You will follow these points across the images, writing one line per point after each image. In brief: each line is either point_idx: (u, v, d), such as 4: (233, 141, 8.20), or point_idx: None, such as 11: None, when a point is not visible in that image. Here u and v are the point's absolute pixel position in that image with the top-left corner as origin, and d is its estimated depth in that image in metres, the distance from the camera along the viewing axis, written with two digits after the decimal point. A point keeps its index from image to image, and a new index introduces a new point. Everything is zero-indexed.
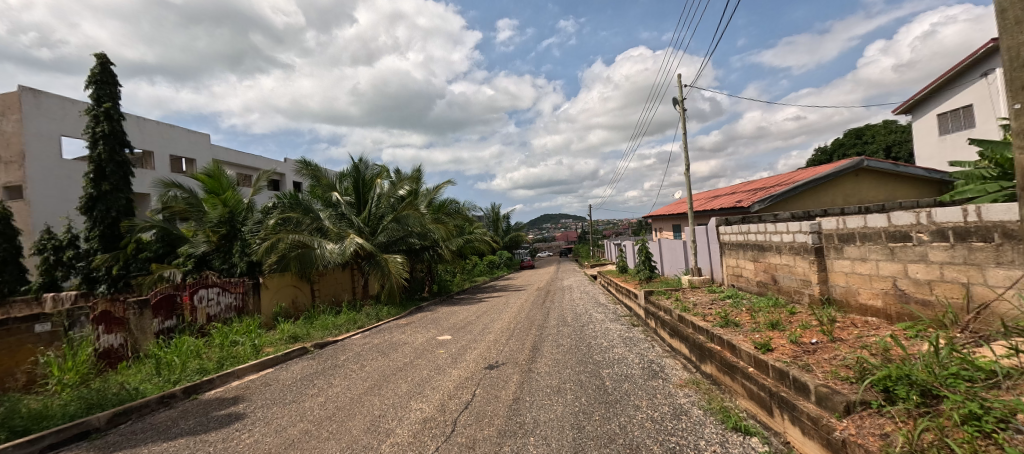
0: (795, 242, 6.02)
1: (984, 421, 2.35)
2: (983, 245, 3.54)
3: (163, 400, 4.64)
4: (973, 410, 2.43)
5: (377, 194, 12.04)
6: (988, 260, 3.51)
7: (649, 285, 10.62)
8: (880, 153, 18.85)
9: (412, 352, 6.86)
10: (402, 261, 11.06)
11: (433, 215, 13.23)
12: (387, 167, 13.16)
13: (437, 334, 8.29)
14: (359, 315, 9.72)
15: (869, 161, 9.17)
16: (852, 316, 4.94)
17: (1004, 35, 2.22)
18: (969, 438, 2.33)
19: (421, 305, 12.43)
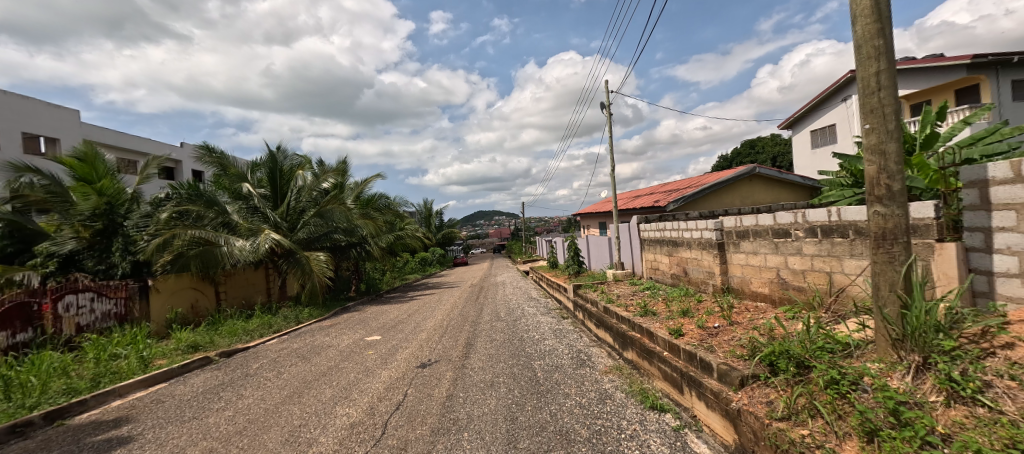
0: (702, 238, 6.76)
1: (841, 384, 2.88)
2: (843, 240, 4.28)
3: (16, 429, 4.05)
4: (834, 377, 2.96)
5: (297, 186, 11.35)
6: (845, 252, 4.26)
7: (578, 279, 11.20)
8: (768, 162, 21.54)
9: (338, 354, 6.66)
10: (325, 259, 10.61)
11: (361, 210, 12.77)
12: (310, 158, 12.42)
13: (366, 334, 8.09)
14: (275, 318, 9.15)
15: (760, 168, 10.48)
16: (746, 302, 5.69)
17: (861, 66, 2.96)
18: (831, 399, 2.85)
19: (347, 305, 11.97)
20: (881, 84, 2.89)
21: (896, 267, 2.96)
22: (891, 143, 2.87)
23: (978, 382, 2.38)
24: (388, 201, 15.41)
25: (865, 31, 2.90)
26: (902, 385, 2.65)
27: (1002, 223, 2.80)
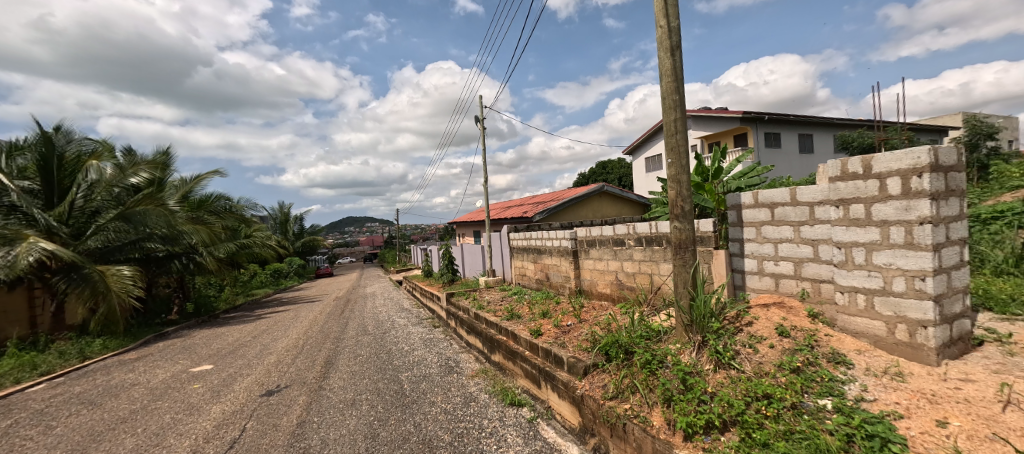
0: (561, 246, 7.57)
1: (652, 363, 3.57)
2: (659, 247, 5.32)
3: None
4: (647, 357, 3.64)
5: (86, 181, 9.11)
6: (661, 258, 5.30)
7: (451, 287, 11.38)
8: (615, 182, 24.91)
9: (148, 394, 5.64)
10: (132, 274, 8.81)
11: (190, 214, 10.94)
12: (111, 147, 10.14)
13: (191, 365, 6.99)
14: (46, 356, 7.25)
15: (608, 186, 12.13)
16: (594, 301, 6.58)
17: (666, 114, 3.77)
18: (645, 377, 3.49)
19: (165, 331, 10.05)
20: (678, 128, 3.72)
21: (687, 268, 3.83)
22: (684, 174, 3.72)
23: (731, 351, 3.21)
24: (229, 204, 13.44)
25: (667, 88, 3.68)
26: (688, 358, 3.42)
27: (748, 236, 3.88)
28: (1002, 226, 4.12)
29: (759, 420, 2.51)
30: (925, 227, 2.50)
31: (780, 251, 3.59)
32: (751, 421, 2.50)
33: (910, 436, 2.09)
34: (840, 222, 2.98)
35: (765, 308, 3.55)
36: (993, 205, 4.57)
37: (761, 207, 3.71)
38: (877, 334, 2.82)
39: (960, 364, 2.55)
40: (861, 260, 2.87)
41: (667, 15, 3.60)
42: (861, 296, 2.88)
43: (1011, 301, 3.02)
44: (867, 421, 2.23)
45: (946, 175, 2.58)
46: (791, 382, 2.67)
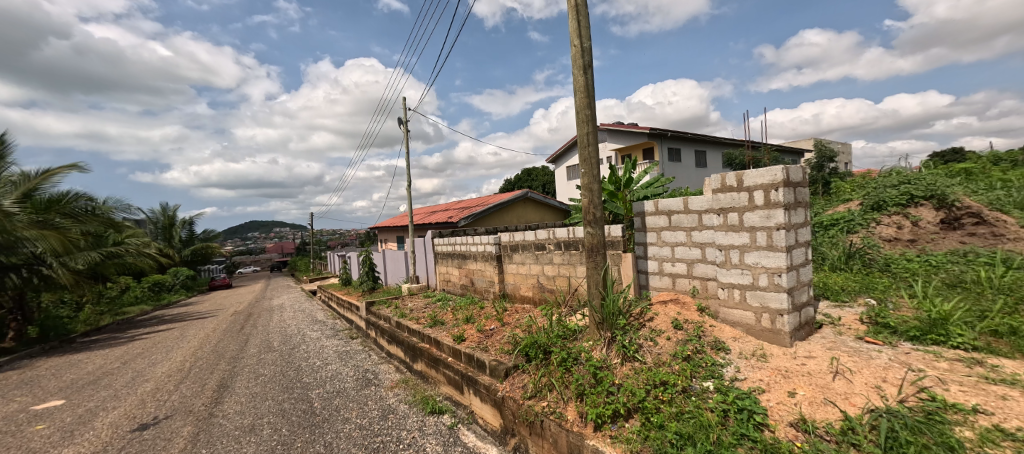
0: (485, 251, 7.68)
1: (567, 360, 3.73)
2: (576, 251, 5.67)
3: None
4: (564, 355, 3.78)
5: None
6: (578, 260, 5.64)
7: (371, 296, 10.93)
8: (540, 188, 25.73)
9: None
10: None
11: (36, 218, 9.16)
12: None
13: (36, 402, 5.92)
14: None
15: (531, 192, 12.52)
16: (517, 304, 6.78)
17: (580, 127, 4.05)
18: (561, 375, 3.64)
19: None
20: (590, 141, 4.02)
21: (599, 270, 4.11)
22: (595, 183, 4.02)
23: (635, 345, 3.53)
24: (95, 206, 11.52)
25: (580, 102, 3.97)
26: (599, 354, 3.66)
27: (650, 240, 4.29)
28: (838, 231, 5.09)
29: (656, 405, 2.79)
30: (781, 233, 3.02)
31: (675, 253, 4.01)
32: (650, 407, 2.77)
33: (770, 406, 2.50)
34: (720, 228, 3.45)
35: (663, 305, 3.96)
36: (833, 213, 5.60)
37: (660, 214, 4.11)
38: (748, 323, 3.31)
39: (807, 344, 3.09)
40: (736, 260, 3.35)
41: (581, 36, 3.90)
42: (736, 291, 3.36)
43: (841, 290, 3.75)
44: (738, 397, 2.61)
45: (796, 190, 3.13)
46: (683, 369, 3.00)
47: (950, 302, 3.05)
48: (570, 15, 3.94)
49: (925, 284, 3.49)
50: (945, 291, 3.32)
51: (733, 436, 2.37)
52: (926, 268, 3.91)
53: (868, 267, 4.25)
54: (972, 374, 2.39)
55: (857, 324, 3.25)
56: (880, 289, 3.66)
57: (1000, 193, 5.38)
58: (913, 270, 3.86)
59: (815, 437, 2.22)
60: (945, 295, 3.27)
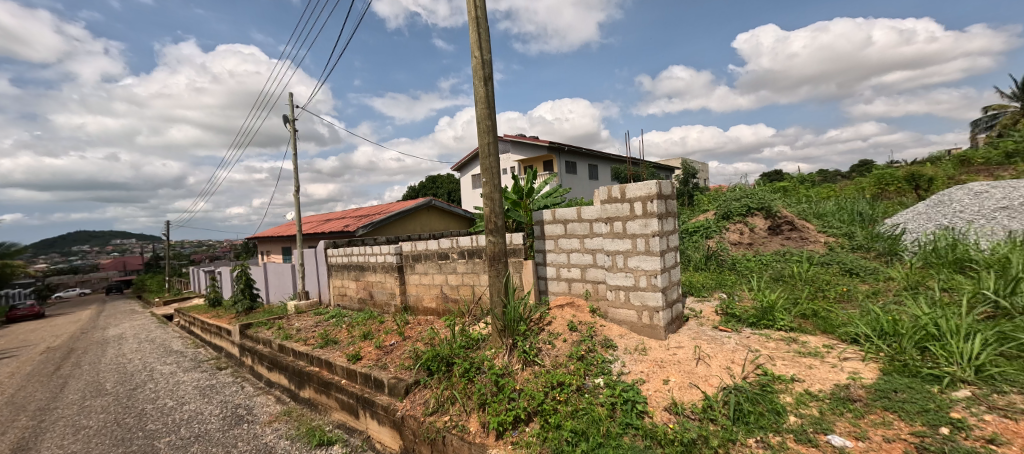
0: (385, 262, 7.40)
1: (470, 371, 3.75)
2: (479, 260, 5.79)
3: None
4: (467, 367, 3.78)
5: None
6: (482, 269, 5.77)
7: (250, 317, 9.68)
8: (445, 196, 25.56)
9: None
10: None
11: None
12: None
13: None
14: None
15: (435, 200, 12.41)
16: (420, 317, 6.66)
17: (482, 137, 4.20)
18: (463, 386, 3.65)
19: None
20: (490, 152, 4.20)
21: (500, 277, 4.24)
22: (496, 193, 4.18)
23: (535, 349, 3.73)
24: None
25: (481, 113, 4.13)
26: (501, 361, 3.77)
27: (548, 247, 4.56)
28: (699, 236, 5.96)
29: (554, 406, 2.98)
30: (656, 239, 3.48)
31: (570, 259, 4.33)
32: (549, 409, 2.95)
33: (649, 394, 2.87)
34: (608, 235, 3.85)
35: (561, 308, 4.25)
36: (694, 222, 6.58)
37: (556, 222, 4.39)
38: (632, 320, 3.73)
39: (678, 335, 3.61)
40: (621, 264, 3.77)
41: (481, 49, 4.07)
42: (621, 292, 3.77)
43: (701, 287, 4.43)
44: (624, 390, 2.92)
45: (666, 201, 3.64)
46: (577, 369, 3.25)
47: (775, 292, 3.81)
48: (470, 27, 4.10)
49: (760, 279, 4.31)
50: (773, 284, 4.12)
51: (619, 426, 2.68)
52: (759, 265, 4.84)
53: (720, 267, 5.07)
54: (791, 350, 3.03)
55: (713, 315, 3.87)
56: (729, 284, 4.41)
57: (805, 206, 6.88)
58: (751, 268, 4.73)
59: (683, 417, 2.59)
60: (772, 288, 4.07)
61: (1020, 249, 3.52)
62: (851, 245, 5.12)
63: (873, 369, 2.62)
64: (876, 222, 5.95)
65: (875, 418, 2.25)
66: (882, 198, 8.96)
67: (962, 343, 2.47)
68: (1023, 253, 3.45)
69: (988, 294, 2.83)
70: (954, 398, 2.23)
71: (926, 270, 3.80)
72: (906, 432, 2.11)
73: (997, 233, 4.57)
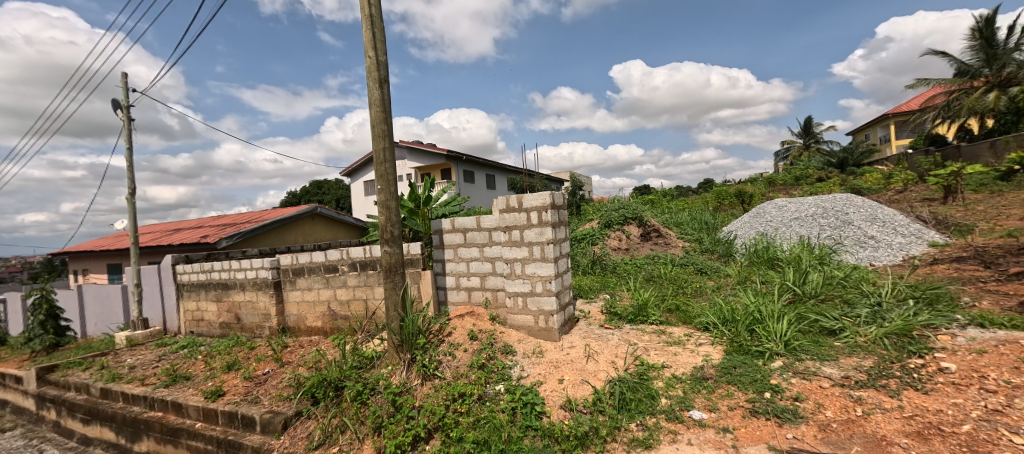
0: (257, 277, 5.70)
1: (363, 393, 3.55)
2: (373, 272, 5.17)
3: None
4: (358, 390, 3.55)
5: None
6: (376, 282, 5.11)
7: (52, 357, 6.94)
8: (332, 204, 23.77)
9: None
10: None
11: None
12: None
13: None
14: None
15: (320, 207, 11.34)
16: (301, 339, 5.52)
17: (379, 143, 4.06)
18: (355, 411, 3.45)
19: None
20: (387, 158, 4.06)
21: (397, 290, 4.07)
22: (393, 200, 4.05)
23: (435, 362, 3.74)
24: None
25: (377, 116, 4.01)
26: (398, 379, 3.67)
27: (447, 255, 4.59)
28: (586, 243, 6.55)
29: (455, 419, 3.02)
30: (550, 246, 3.79)
31: (470, 268, 4.41)
32: (449, 422, 2.97)
33: (546, 395, 3.07)
34: (506, 243, 4.06)
35: (461, 317, 4.31)
36: (581, 230, 7.19)
37: (456, 231, 4.42)
38: (529, 325, 3.97)
39: (570, 335, 3.94)
40: (518, 271, 4.00)
41: (375, 49, 3.97)
42: (519, 298, 4.00)
43: (589, 289, 4.90)
44: (523, 393, 3.08)
45: (559, 211, 3.98)
46: (478, 377, 3.36)
47: (647, 291, 4.38)
48: (364, 25, 3.96)
49: (636, 280, 4.93)
50: (644, 285, 4.74)
51: (520, 430, 2.80)
52: (631, 267, 5.56)
53: (604, 270, 5.64)
54: (660, 340, 3.53)
55: (599, 315, 4.31)
56: (611, 286, 4.95)
57: (665, 216, 8.01)
58: (629, 271, 5.37)
59: (577, 413, 2.81)
60: (645, 287, 4.68)
61: (806, 249, 4.64)
62: (701, 248, 6.14)
63: (719, 351, 3.19)
64: (717, 230, 7.22)
65: (722, 391, 2.69)
66: (720, 210, 10.88)
67: (776, 324, 3.12)
68: (807, 250, 4.57)
69: (790, 285, 3.67)
70: (773, 368, 2.79)
71: (751, 267, 4.75)
72: (743, 400, 2.57)
73: (793, 238, 5.93)
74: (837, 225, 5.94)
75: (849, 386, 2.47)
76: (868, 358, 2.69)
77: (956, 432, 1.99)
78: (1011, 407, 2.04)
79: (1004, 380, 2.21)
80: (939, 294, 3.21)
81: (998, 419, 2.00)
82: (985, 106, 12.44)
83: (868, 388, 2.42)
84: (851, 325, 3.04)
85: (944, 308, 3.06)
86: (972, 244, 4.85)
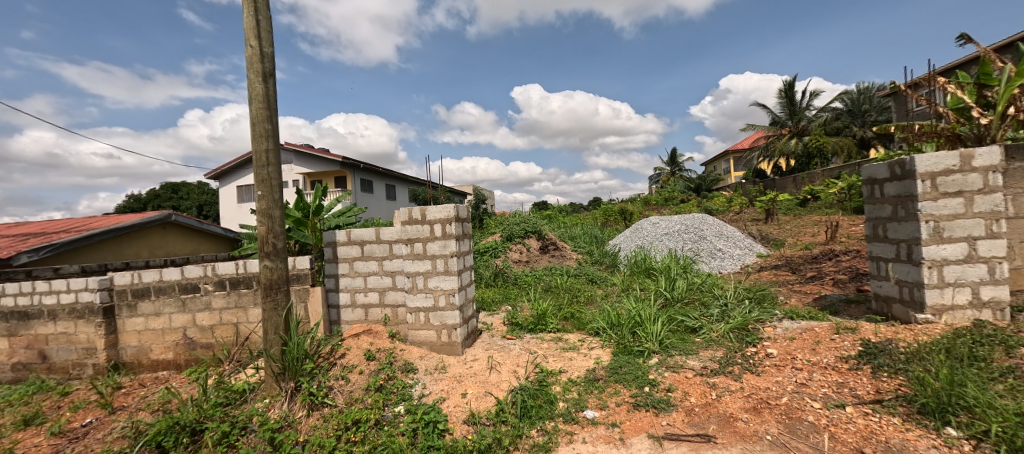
0: (76, 303, 3.94)
1: (231, 432, 2.87)
2: (248, 290, 3.86)
3: None
4: (225, 431, 2.84)
5: None
6: (252, 302, 3.85)
7: None
8: (194, 211, 19.70)
9: None
10: None
11: None
12: None
13: None
14: None
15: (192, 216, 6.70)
16: (143, 377, 3.92)
17: (255, 144, 3.31)
18: None
19: None
20: (270, 161, 3.32)
21: (279, 311, 3.40)
22: (276, 209, 3.40)
23: (324, 389, 3.30)
24: None
25: (258, 114, 3.22)
26: (278, 412, 3.12)
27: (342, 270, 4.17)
28: (489, 256, 6.73)
29: (347, 448, 2.72)
30: (454, 259, 3.72)
31: (367, 283, 4.11)
32: None
33: (448, 412, 3.01)
34: (408, 256, 3.84)
35: (356, 337, 3.93)
36: (485, 243, 7.39)
37: (351, 244, 4.10)
38: (431, 340, 3.84)
39: (473, 348, 3.98)
40: (421, 285, 3.82)
41: (259, 38, 3.20)
42: (421, 314, 3.83)
43: (492, 302, 5.06)
44: (425, 412, 2.97)
45: (461, 224, 3.99)
46: (375, 401, 3.11)
47: (545, 302, 4.67)
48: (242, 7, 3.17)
49: (535, 291, 5.23)
50: (543, 295, 5.06)
51: (421, 450, 2.64)
52: (531, 278, 5.88)
53: (506, 282, 5.88)
54: (557, 347, 3.80)
55: (501, 326, 4.48)
56: (513, 297, 5.18)
57: (559, 231, 8.49)
58: (528, 282, 5.67)
59: (480, 426, 2.82)
60: (543, 297, 4.99)
61: (674, 259, 5.41)
62: (592, 259, 6.76)
63: (608, 353, 3.56)
64: (604, 243, 7.96)
65: (611, 389, 2.97)
66: (607, 225, 12.00)
67: (652, 326, 3.59)
68: (676, 261, 5.31)
69: (662, 291, 4.26)
70: (650, 365, 3.19)
71: (632, 276, 5.37)
72: (627, 396, 2.87)
73: (663, 250, 6.85)
74: (695, 239, 7.00)
75: (706, 374, 2.93)
76: (719, 350, 3.26)
77: (777, 403, 2.42)
78: (810, 380, 2.54)
79: (806, 360, 2.75)
80: (764, 293, 4.03)
81: (805, 390, 2.46)
82: (789, 149, 16.00)
83: (720, 375, 2.88)
84: (706, 323, 3.63)
85: (767, 305, 3.85)
86: (786, 255, 6.11)
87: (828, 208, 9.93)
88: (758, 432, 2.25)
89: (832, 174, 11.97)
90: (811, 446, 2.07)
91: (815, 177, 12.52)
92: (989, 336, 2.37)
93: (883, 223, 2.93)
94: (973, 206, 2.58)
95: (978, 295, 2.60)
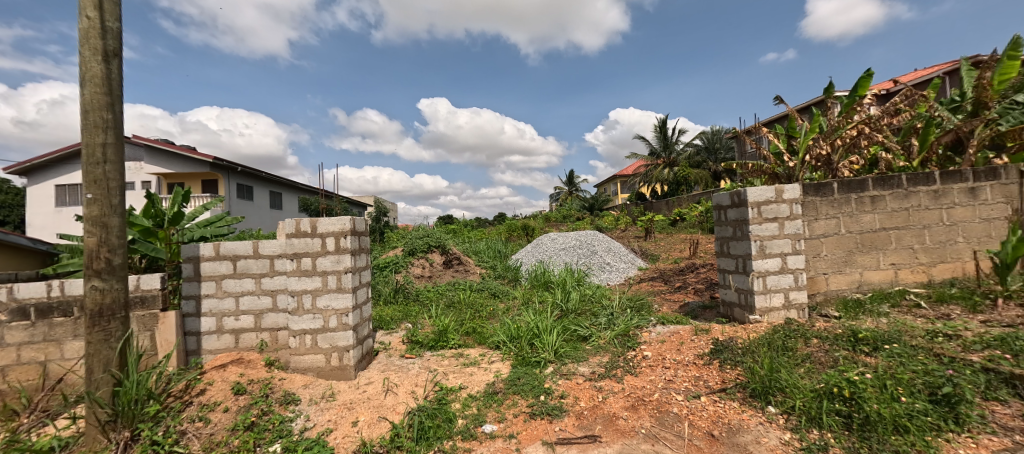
0: None
1: None
2: (64, 320, 3.06)
3: None
4: None
5: None
6: (71, 334, 3.06)
7: None
8: None
9: None
10: None
11: None
12: None
13: None
14: None
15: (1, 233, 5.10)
16: None
17: (84, 133, 2.52)
18: None
19: None
20: (106, 157, 2.57)
21: (112, 344, 2.69)
22: (115, 216, 2.61)
23: (174, 434, 2.65)
24: None
25: (93, 101, 2.50)
26: None
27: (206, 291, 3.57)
28: (388, 271, 6.51)
29: None
30: (348, 275, 3.44)
31: (240, 305, 3.60)
32: None
33: (336, 444, 2.74)
34: (294, 273, 3.43)
35: (221, 369, 3.38)
36: (384, 257, 7.13)
37: (220, 259, 3.56)
38: (319, 365, 3.47)
39: (367, 371, 3.70)
40: (309, 305, 3.44)
41: (101, 10, 2.50)
42: (307, 337, 3.45)
43: (390, 320, 4.89)
44: (307, 447, 2.68)
45: (359, 237, 3.75)
46: (243, 442, 2.63)
47: (447, 318, 4.67)
48: None
49: (437, 307, 5.18)
50: (444, 311, 5.04)
51: None
52: (434, 294, 5.82)
53: (406, 299, 5.73)
54: (458, 363, 3.83)
55: (399, 345, 4.36)
56: (413, 315, 5.06)
57: (461, 246, 8.48)
58: (431, 298, 5.62)
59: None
60: (445, 314, 4.97)
61: (569, 272, 5.82)
62: (495, 274, 6.94)
63: (507, 366, 3.69)
64: (507, 257, 8.24)
65: (509, 401, 3.08)
66: (511, 240, 12.36)
67: (548, 336, 3.82)
68: (571, 274, 5.72)
69: (559, 303, 4.57)
70: (546, 374, 3.41)
71: (532, 290, 5.65)
72: (524, 406, 3.00)
73: (560, 264, 7.31)
74: (588, 254, 7.61)
75: (594, 379, 3.21)
76: (604, 355, 3.60)
77: (651, 399, 2.76)
78: (675, 377, 2.94)
79: (673, 358, 3.19)
80: (642, 303, 4.55)
81: (672, 386, 2.85)
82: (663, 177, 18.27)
83: (606, 378, 3.18)
84: (595, 331, 3.98)
85: (645, 313, 4.35)
86: (660, 268, 6.94)
87: (691, 228, 11.54)
88: (635, 427, 2.53)
89: (695, 199, 13.92)
90: (675, 434, 2.40)
91: (683, 202, 14.46)
92: (795, 331, 3.00)
93: (727, 241, 3.55)
94: (784, 228, 3.26)
95: (788, 298, 3.27)
